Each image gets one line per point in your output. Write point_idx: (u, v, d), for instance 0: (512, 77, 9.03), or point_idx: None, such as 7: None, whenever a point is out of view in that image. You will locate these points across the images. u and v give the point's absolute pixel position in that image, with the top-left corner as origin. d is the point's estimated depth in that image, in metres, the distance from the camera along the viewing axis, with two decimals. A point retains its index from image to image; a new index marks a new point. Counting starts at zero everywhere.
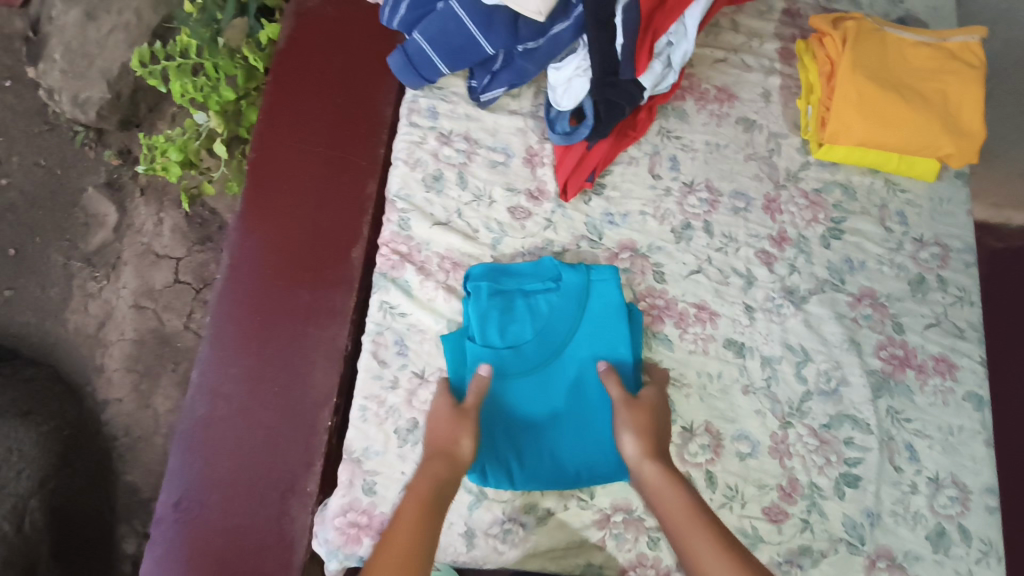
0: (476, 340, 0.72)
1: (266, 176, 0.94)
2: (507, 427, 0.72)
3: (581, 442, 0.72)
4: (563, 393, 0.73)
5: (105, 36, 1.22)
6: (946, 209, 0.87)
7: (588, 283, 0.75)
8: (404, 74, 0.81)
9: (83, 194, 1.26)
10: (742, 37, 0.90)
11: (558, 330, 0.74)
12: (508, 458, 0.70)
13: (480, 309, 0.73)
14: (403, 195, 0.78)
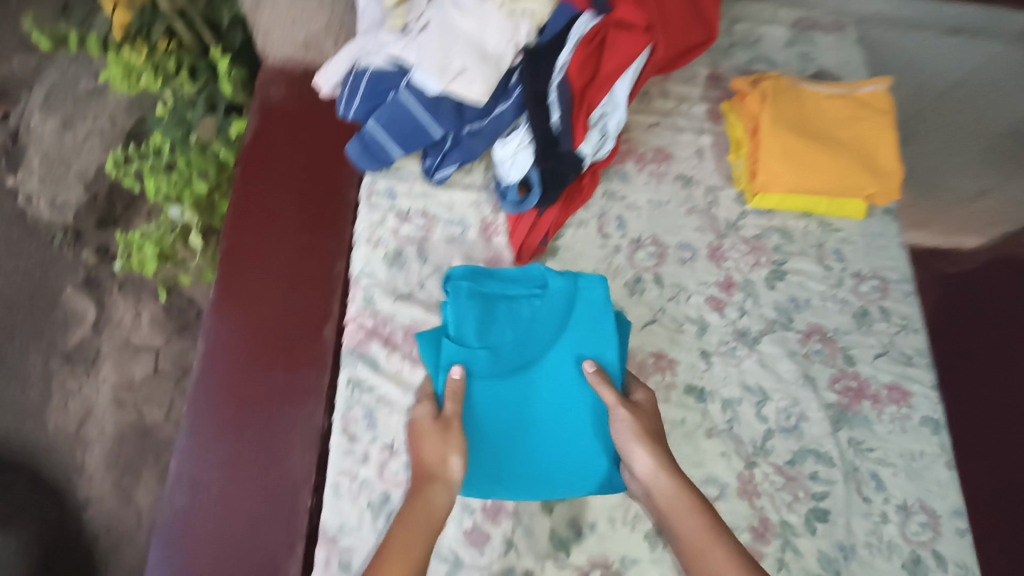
0: (458, 340, 0.75)
1: (239, 264, 0.98)
2: (494, 427, 0.74)
3: (568, 445, 0.75)
4: (550, 394, 0.76)
5: (81, 142, 1.33)
6: (880, 243, 0.92)
7: (574, 290, 0.79)
8: (361, 160, 0.86)
9: (62, 293, 1.29)
10: (671, 102, 0.97)
11: (542, 333, 0.78)
12: (492, 458, 0.73)
13: (459, 310, 0.77)
14: (366, 273, 0.81)
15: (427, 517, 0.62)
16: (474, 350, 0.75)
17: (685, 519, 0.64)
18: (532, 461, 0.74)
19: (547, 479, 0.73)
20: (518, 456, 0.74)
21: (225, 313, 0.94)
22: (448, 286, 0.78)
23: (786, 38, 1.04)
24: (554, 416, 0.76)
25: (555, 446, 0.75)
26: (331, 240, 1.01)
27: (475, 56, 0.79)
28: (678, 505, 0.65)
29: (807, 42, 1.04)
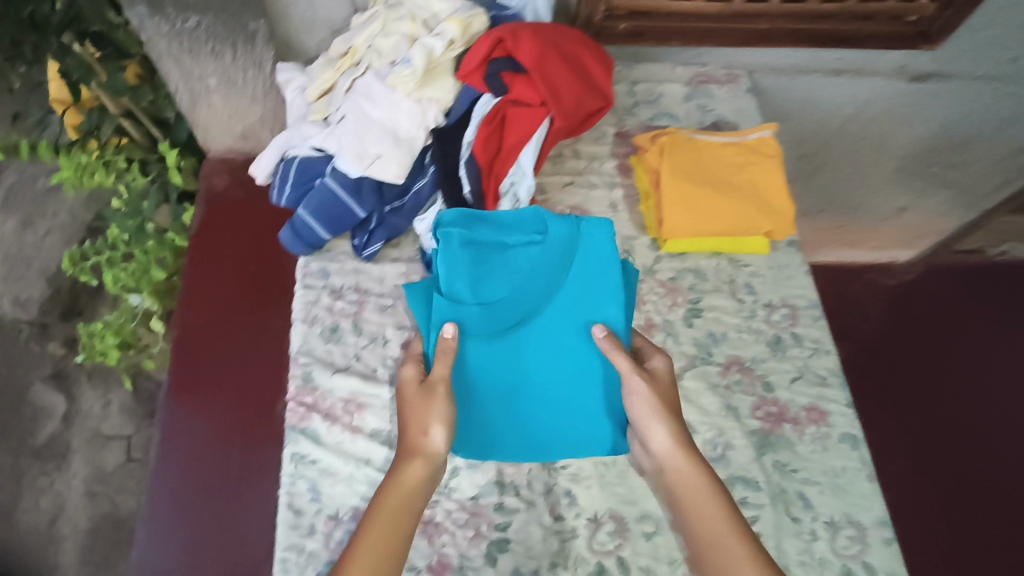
0: (453, 291, 0.82)
1: (191, 354, 1.02)
2: (495, 370, 0.81)
3: (567, 387, 0.82)
4: (554, 338, 0.83)
5: (43, 240, 1.40)
6: (786, 274, 0.99)
7: (574, 234, 0.85)
8: (293, 244, 0.92)
9: (29, 389, 1.31)
10: (583, 161, 1.06)
11: (541, 279, 0.84)
12: (494, 397, 0.81)
13: (453, 259, 0.82)
14: (305, 350, 0.86)
15: (405, 492, 0.68)
16: (468, 309, 0.81)
17: (695, 499, 0.69)
18: (532, 417, 0.81)
19: (544, 428, 0.81)
20: (517, 415, 0.81)
21: (180, 402, 0.97)
22: (440, 232, 0.83)
23: (684, 93, 1.14)
24: (548, 374, 0.82)
25: (552, 400, 0.82)
26: (281, 322, 1.05)
27: (390, 141, 0.87)
28: (690, 482, 0.69)
29: (704, 94, 1.14)
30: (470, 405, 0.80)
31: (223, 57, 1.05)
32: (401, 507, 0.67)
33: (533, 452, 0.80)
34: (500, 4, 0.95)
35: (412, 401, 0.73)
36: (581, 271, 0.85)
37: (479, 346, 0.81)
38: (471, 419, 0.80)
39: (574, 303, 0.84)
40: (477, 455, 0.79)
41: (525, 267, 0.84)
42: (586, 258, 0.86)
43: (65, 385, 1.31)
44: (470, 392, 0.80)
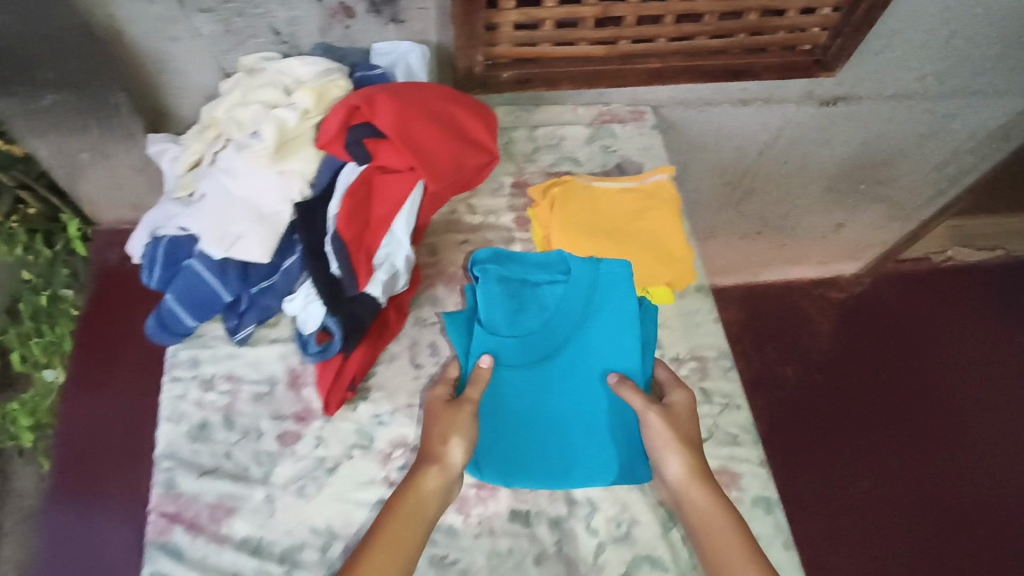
0: (486, 326, 0.86)
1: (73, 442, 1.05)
2: (522, 401, 0.83)
3: (588, 423, 0.83)
4: (579, 375, 0.85)
5: None
6: (696, 321, 0.93)
7: (596, 277, 0.87)
8: (156, 332, 0.85)
9: None
10: (479, 216, 1.00)
11: (567, 316, 0.87)
12: (516, 428, 0.82)
13: (489, 293, 0.87)
14: (169, 453, 0.79)
15: (421, 502, 0.71)
16: (503, 339, 0.85)
17: (716, 533, 0.71)
18: (550, 443, 0.82)
19: (563, 459, 0.81)
20: (533, 442, 0.81)
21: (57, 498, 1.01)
22: (477, 269, 0.89)
23: (587, 134, 1.09)
24: (572, 406, 0.84)
25: (573, 430, 0.83)
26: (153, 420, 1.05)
27: (253, 218, 0.82)
28: (705, 512, 0.72)
29: (607, 134, 1.09)
30: (490, 436, 0.81)
31: (91, 132, 0.99)
32: (417, 513, 0.70)
33: (545, 479, 0.79)
34: (370, 63, 0.91)
35: (440, 414, 0.77)
36: (605, 310, 0.87)
37: (512, 372, 0.84)
38: (495, 442, 0.81)
39: (605, 338, 0.86)
40: (495, 479, 0.79)
41: (552, 304, 0.87)
42: (607, 295, 0.88)
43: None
44: (495, 423, 0.82)
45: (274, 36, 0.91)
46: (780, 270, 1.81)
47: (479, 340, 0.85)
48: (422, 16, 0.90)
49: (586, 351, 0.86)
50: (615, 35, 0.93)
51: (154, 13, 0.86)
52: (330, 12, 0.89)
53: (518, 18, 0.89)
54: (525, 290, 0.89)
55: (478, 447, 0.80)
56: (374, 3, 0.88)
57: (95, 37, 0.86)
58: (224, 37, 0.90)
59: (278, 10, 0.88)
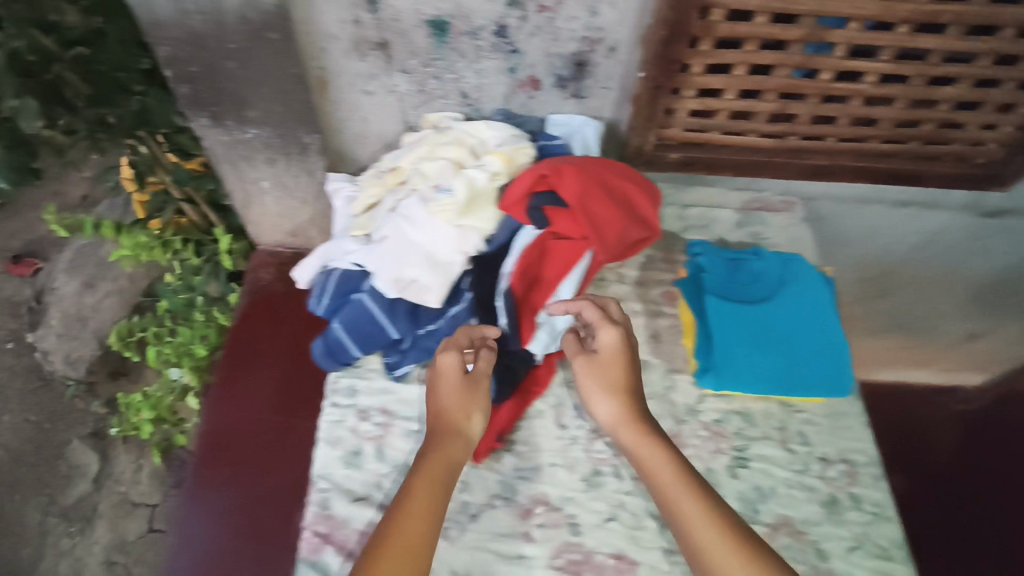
0: (709, 275, 0.92)
1: (227, 422, 1.11)
2: (742, 330, 0.87)
3: (807, 351, 0.86)
4: (790, 317, 0.89)
5: (100, 300, 1.66)
6: (843, 422, 0.91)
7: (783, 260, 0.94)
8: (324, 359, 0.92)
9: (66, 446, 1.59)
10: (627, 286, 1.01)
11: (772, 274, 0.93)
12: (738, 353, 0.85)
13: (710, 259, 0.94)
14: (323, 475, 0.83)
15: (447, 464, 0.67)
16: (725, 287, 0.91)
17: (650, 461, 0.70)
18: (774, 364, 0.85)
19: (788, 379, 0.84)
20: (779, 367, 0.85)
21: (199, 493, 1.04)
22: (696, 247, 0.96)
23: (737, 219, 1.10)
24: (790, 339, 0.87)
25: (790, 356, 0.86)
26: (309, 422, 1.11)
27: (426, 266, 0.87)
28: (646, 453, 0.70)
29: (757, 221, 1.10)
30: (719, 360, 0.84)
31: (277, 164, 1.08)
32: (436, 478, 0.65)
33: (773, 387, 0.84)
34: (546, 134, 0.95)
35: (460, 384, 0.73)
36: (800, 277, 0.92)
37: (729, 305, 0.88)
38: (728, 359, 0.85)
39: (808, 293, 0.91)
40: (732, 386, 0.83)
41: (758, 270, 0.93)
42: (799, 275, 0.93)
43: (102, 445, 1.59)
44: (721, 347, 0.85)
45: (462, 99, 0.98)
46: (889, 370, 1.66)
47: (709, 283, 0.91)
48: (603, 95, 0.96)
49: (807, 293, 0.91)
50: (786, 131, 0.95)
51: (360, 68, 0.93)
52: (519, 83, 0.94)
53: (695, 106, 0.92)
54: (734, 259, 0.95)
55: (709, 358, 0.85)
56: (562, 78, 0.93)
57: (307, 85, 0.93)
58: (416, 94, 0.98)
59: (472, 77, 0.94)
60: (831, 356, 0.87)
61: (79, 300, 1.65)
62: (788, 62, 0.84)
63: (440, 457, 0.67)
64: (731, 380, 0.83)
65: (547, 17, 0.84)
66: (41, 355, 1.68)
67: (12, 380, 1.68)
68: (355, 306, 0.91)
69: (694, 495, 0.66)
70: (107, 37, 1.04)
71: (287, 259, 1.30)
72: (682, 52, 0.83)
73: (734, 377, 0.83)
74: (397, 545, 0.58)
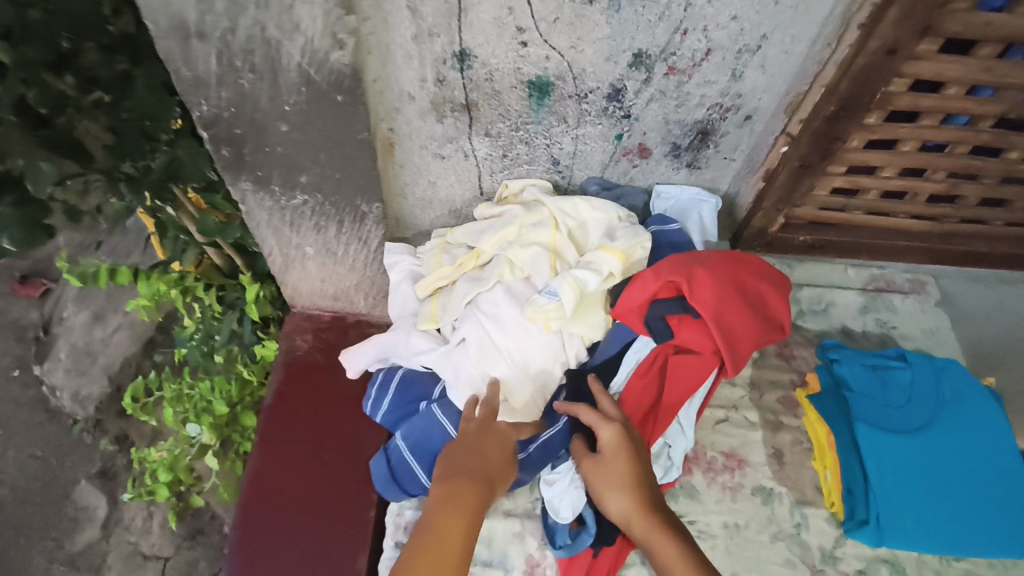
0: (855, 393, 0.77)
1: (262, 527, 0.96)
2: (907, 469, 0.72)
3: (983, 495, 0.71)
4: (963, 449, 0.73)
5: (110, 333, 1.51)
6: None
7: (938, 368, 0.78)
8: (386, 485, 0.78)
9: (75, 486, 1.41)
10: (739, 389, 0.85)
11: (930, 390, 0.77)
12: (903, 502, 0.70)
13: (849, 370, 0.78)
14: None
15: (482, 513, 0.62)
16: (876, 410, 0.76)
17: (661, 553, 0.62)
18: (946, 515, 0.70)
19: (964, 534, 0.70)
20: (947, 516, 0.70)
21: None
22: (832, 353, 0.81)
23: (860, 304, 0.93)
24: (963, 479, 0.72)
25: (964, 504, 0.71)
26: (355, 524, 0.96)
27: (517, 378, 0.73)
28: (655, 542, 0.62)
29: (884, 306, 0.93)
30: (880, 512, 0.70)
31: (325, 231, 0.92)
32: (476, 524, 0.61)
33: (945, 546, 0.70)
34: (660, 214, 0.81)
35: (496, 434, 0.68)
36: (959, 393, 0.77)
37: (886, 437, 0.73)
38: (891, 511, 0.70)
39: (976, 416, 0.75)
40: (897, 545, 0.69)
41: (910, 384, 0.77)
42: (959, 389, 0.77)
43: (111, 487, 1.41)
44: (881, 494, 0.71)
45: (551, 165, 0.82)
46: None
47: (857, 405, 0.76)
48: (722, 166, 0.79)
49: (975, 418, 0.74)
50: (945, 213, 0.79)
51: (437, 130, 0.78)
52: (624, 150, 0.78)
53: (841, 183, 0.76)
54: (878, 366, 0.79)
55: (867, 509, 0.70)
56: (678, 148, 0.77)
57: (373, 150, 0.78)
58: (497, 160, 0.82)
59: (568, 142, 0.78)
60: (1007, 503, 0.71)
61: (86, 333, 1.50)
62: (973, 140, 0.69)
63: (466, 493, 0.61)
64: (896, 539, 0.69)
65: (675, 80, 0.68)
66: (46, 390, 1.50)
67: (18, 411, 1.48)
68: (424, 419, 0.77)
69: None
70: (136, 81, 0.87)
71: (324, 323, 1.14)
72: (847, 129, 0.68)
73: (898, 535, 0.69)
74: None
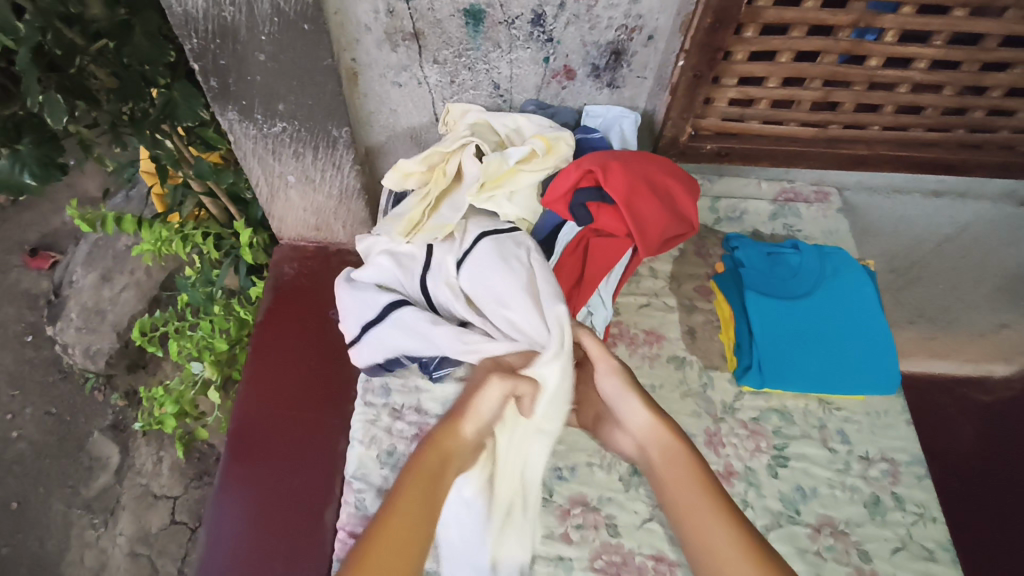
0: (749, 271, 0.92)
1: (254, 420, 1.09)
2: (785, 329, 0.86)
3: (849, 349, 0.86)
4: (832, 316, 0.87)
5: (117, 293, 1.60)
6: (885, 421, 0.90)
7: (823, 252, 0.92)
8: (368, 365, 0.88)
9: (88, 438, 1.55)
10: (660, 280, 1.00)
11: (812, 267, 0.91)
12: (781, 355, 0.84)
13: (749, 252, 0.93)
14: (359, 475, 0.83)
15: (433, 475, 0.65)
16: (764, 284, 0.91)
17: (676, 474, 0.70)
18: (818, 364, 0.84)
19: (833, 378, 0.84)
20: (819, 365, 0.84)
21: (227, 490, 1.02)
22: (735, 240, 0.96)
23: (770, 211, 1.07)
24: (833, 337, 0.86)
25: (833, 355, 0.85)
26: (337, 417, 1.10)
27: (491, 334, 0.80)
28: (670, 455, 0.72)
29: (791, 213, 1.07)
30: (763, 363, 0.84)
31: (303, 158, 1.06)
32: (425, 474, 0.65)
33: (819, 387, 0.83)
34: (585, 125, 0.95)
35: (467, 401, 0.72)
36: (839, 270, 0.91)
37: (768, 303, 0.88)
38: (774, 361, 0.84)
39: (848, 287, 0.89)
40: (775, 387, 0.83)
41: (796, 263, 0.92)
42: (840, 268, 0.91)
43: (122, 437, 1.54)
44: (764, 350, 0.85)
45: (493, 90, 0.96)
46: None
47: (749, 279, 0.91)
48: (638, 84, 0.93)
49: (852, 287, 0.89)
50: (828, 119, 0.93)
51: (392, 59, 0.92)
52: (552, 72, 0.92)
53: (735, 95, 0.89)
54: (773, 251, 0.94)
55: (753, 361, 0.84)
56: (597, 68, 0.91)
57: (338, 77, 0.92)
58: (447, 86, 0.96)
59: (504, 67, 0.92)
60: (870, 355, 0.85)
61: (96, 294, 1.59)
62: (835, 48, 0.82)
63: (429, 463, 0.66)
64: (776, 381, 0.83)
65: (585, 5, 0.82)
66: (59, 348, 1.59)
67: (33, 371, 1.62)
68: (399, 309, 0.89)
69: (733, 533, 0.65)
70: (134, 30, 0.98)
71: (310, 252, 1.29)
72: (727, 40, 0.81)
73: (776, 380, 0.83)
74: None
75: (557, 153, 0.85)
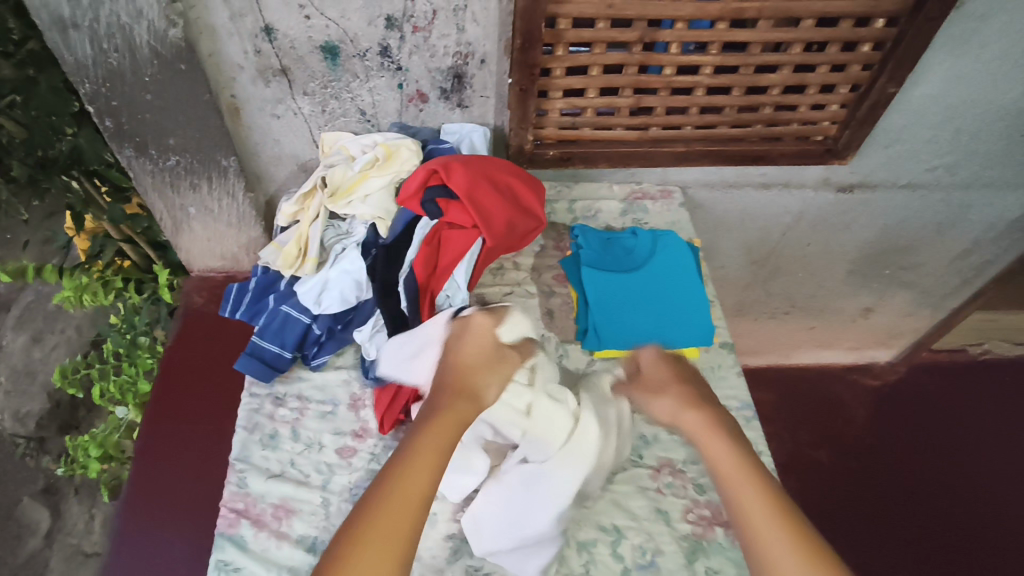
0: (589, 250, 1.08)
1: (158, 434, 1.11)
2: (618, 297, 1.03)
3: (671, 309, 1.03)
4: (657, 283, 1.05)
5: (48, 352, 1.64)
6: (720, 373, 1.00)
7: (655, 237, 1.10)
8: (255, 369, 0.98)
9: (18, 505, 1.44)
10: (523, 272, 1.09)
11: (644, 248, 1.10)
12: (614, 320, 1.01)
13: (591, 237, 1.10)
14: (242, 457, 0.91)
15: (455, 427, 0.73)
16: (602, 260, 1.07)
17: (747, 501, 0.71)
18: (646, 324, 1.01)
19: (660, 334, 1.00)
20: (646, 324, 1.01)
21: (130, 507, 1.03)
22: (576, 227, 1.12)
23: (620, 209, 1.20)
24: (658, 300, 1.03)
25: (658, 315, 1.02)
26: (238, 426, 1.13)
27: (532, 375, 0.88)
28: (734, 474, 0.73)
29: (639, 210, 1.21)
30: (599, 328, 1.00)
31: (200, 189, 1.16)
32: (448, 432, 0.72)
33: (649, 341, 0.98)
34: (441, 139, 1.09)
35: (482, 353, 0.81)
36: (664, 250, 1.09)
37: (603, 275, 1.04)
38: (608, 325, 1.00)
39: (671, 261, 1.08)
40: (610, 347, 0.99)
41: (631, 245, 1.10)
42: (667, 248, 1.09)
43: (54, 500, 1.45)
44: (599, 316, 1.01)
45: (361, 116, 1.10)
46: (811, 348, 1.85)
47: (588, 257, 1.07)
48: (483, 103, 1.08)
49: (675, 258, 1.07)
50: (647, 122, 1.09)
51: (267, 93, 1.05)
52: (408, 97, 1.07)
53: (563, 105, 1.05)
54: (611, 238, 1.11)
55: (592, 327, 1.00)
56: (445, 91, 1.06)
57: (219, 111, 1.05)
58: (319, 115, 1.09)
59: (366, 95, 1.06)
60: (689, 312, 1.02)
61: (25, 354, 1.62)
62: (632, 61, 0.98)
63: (450, 416, 0.73)
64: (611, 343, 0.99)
65: (422, 36, 0.98)
66: None
67: None
68: (281, 314, 1.00)
69: (792, 541, 0.67)
70: (40, 85, 1.08)
71: (218, 282, 1.37)
72: (538, 57, 0.97)
73: (612, 341, 0.99)
74: (374, 543, 0.62)
75: (398, 156, 1.00)
